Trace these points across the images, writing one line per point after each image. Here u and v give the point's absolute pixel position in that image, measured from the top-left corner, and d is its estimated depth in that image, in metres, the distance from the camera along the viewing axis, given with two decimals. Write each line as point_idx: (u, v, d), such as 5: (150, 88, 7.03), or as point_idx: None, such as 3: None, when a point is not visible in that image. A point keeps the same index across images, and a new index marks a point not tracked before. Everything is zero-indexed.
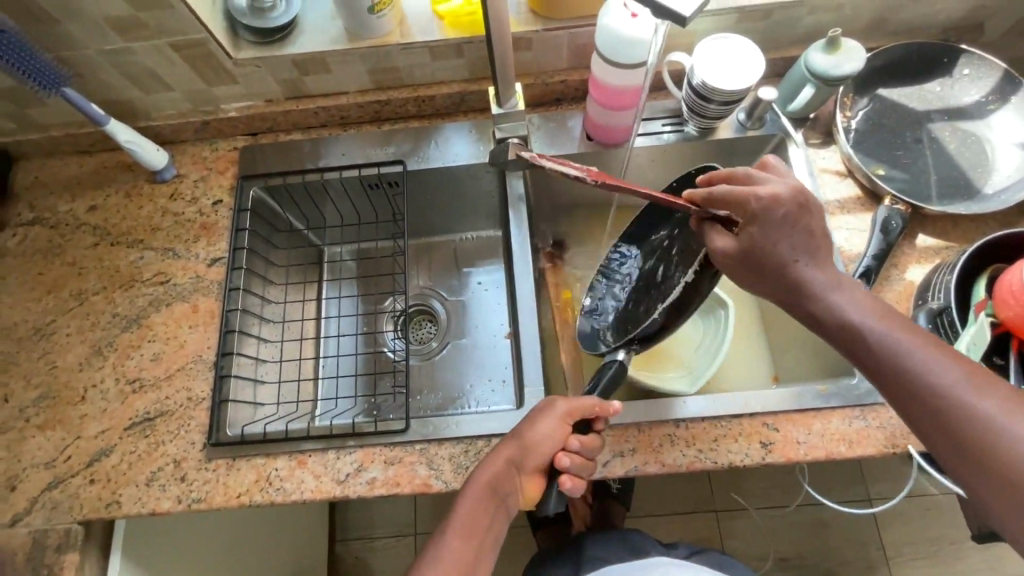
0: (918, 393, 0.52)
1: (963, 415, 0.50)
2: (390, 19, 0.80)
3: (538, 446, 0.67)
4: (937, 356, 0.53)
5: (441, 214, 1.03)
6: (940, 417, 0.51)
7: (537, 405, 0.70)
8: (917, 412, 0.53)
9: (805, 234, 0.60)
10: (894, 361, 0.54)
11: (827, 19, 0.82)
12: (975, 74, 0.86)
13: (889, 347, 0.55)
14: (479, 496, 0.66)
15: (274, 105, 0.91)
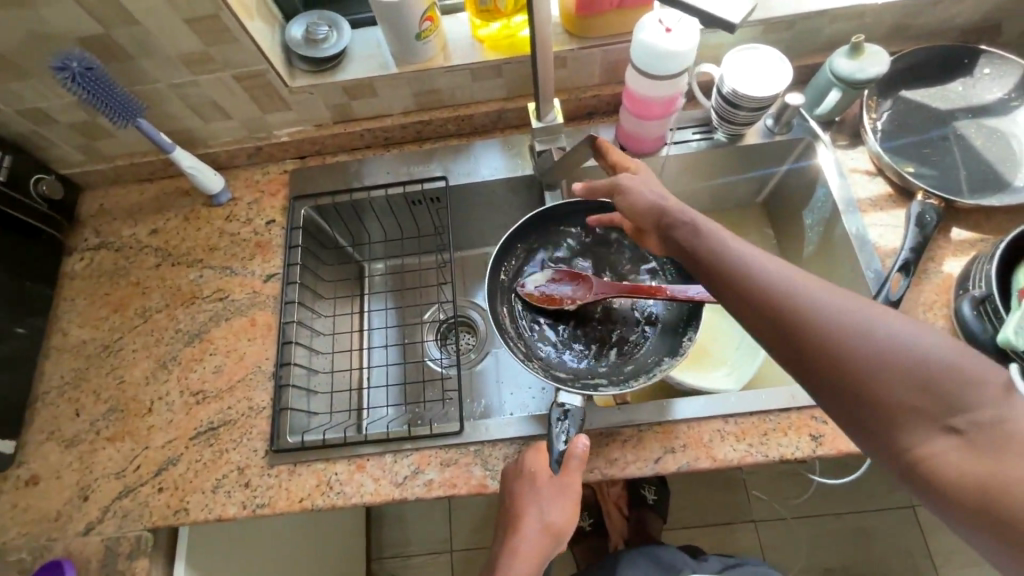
0: (774, 300, 0.51)
1: (819, 317, 0.48)
2: (434, 44, 0.85)
3: (561, 531, 0.68)
4: (780, 267, 0.53)
5: (477, 229, 1.08)
6: (808, 334, 0.48)
7: (540, 489, 0.69)
8: (781, 326, 0.50)
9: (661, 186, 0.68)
10: (754, 286, 0.53)
11: (849, 27, 0.86)
12: (996, 73, 0.88)
13: (739, 265, 0.54)
14: None
15: (323, 129, 0.96)
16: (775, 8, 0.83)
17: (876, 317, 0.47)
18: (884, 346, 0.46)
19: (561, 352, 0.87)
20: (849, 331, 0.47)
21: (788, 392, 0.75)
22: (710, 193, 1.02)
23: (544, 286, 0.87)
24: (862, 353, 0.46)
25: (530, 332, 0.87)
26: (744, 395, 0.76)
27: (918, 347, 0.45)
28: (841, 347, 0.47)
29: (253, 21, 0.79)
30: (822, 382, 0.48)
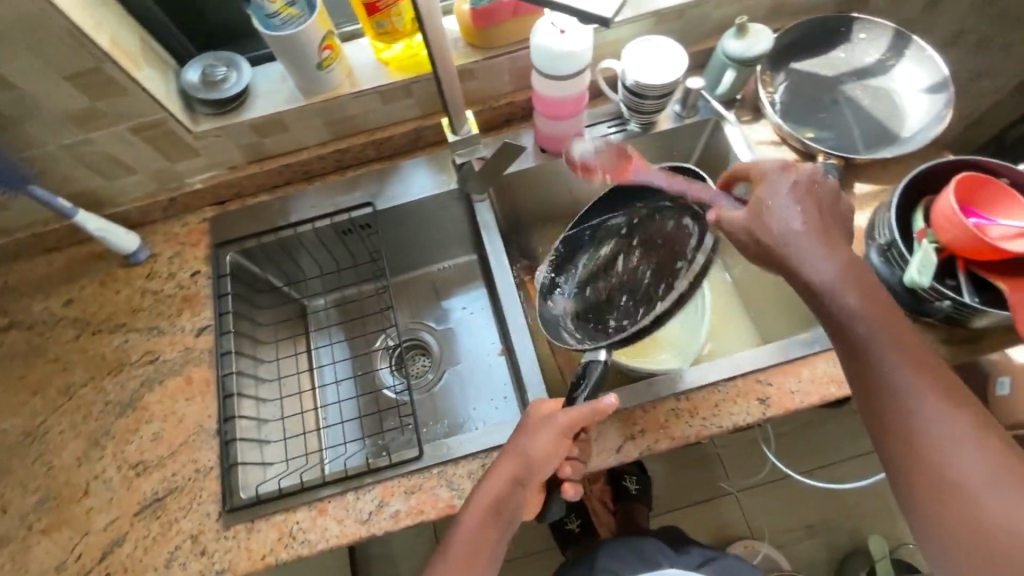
0: (896, 412, 0.56)
1: (930, 437, 0.54)
2: (338, 71, 0.84)
3: (537, 461, 0.67)
4: (911, 371, 0.56)
5: (415, 250, 1.07)
6: (915, 451, 0.54)
7: (530, 416, 0.70)
8: (880, 416, 0.57)
9: (810, 207, 0.65)
10: (882, 388, 0.57)
11: (733, 10, 0.91)
12: (871, 37, 0.95)
13: (870, 355, 0.58)
14: (480, 521, 0.66)
15: (238, 171, 0.93)
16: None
17: (978, 454, 0.52)
18: (964, 480, 0.52)
19: (601, 317, 0.81)
20: (943, 455, 0.53)
21: (731, 361, 0.77)
22: None
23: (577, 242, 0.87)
24: (940, 478, 0.53)
25: (576, 312, 0.82)
26: (692, 371, 0.77)
27: (1001, 499, 0.50)
28: (931, 465, 0.54)
29: (142, 70, 0.76)
30: (896, 477, 0.56)
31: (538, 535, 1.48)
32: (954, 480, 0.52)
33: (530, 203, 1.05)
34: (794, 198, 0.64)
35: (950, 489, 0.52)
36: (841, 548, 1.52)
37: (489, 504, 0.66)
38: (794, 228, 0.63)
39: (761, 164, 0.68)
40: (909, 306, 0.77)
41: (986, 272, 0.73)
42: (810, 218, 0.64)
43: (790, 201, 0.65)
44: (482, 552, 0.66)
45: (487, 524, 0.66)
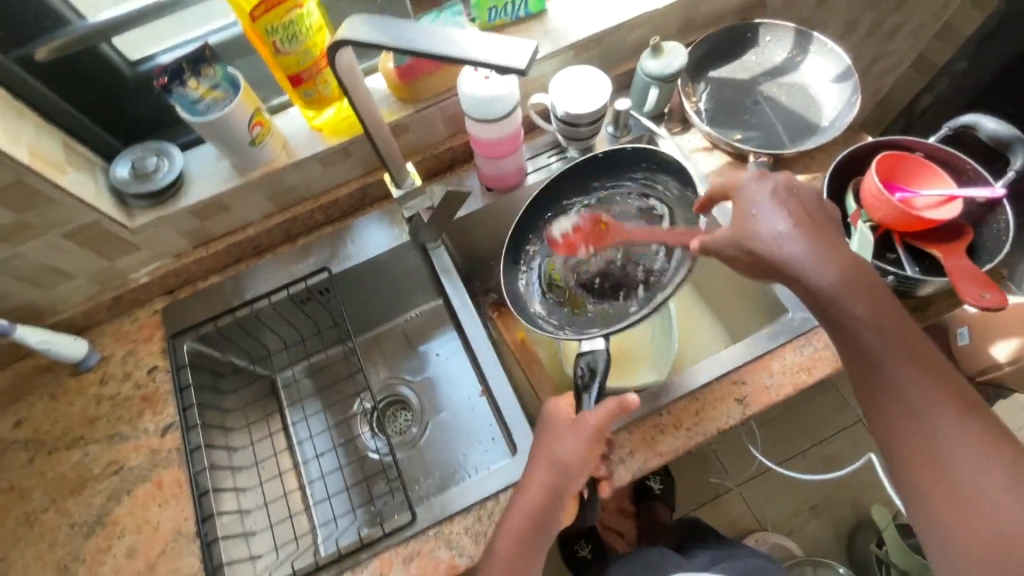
0: (908, 420, 0.58)
1: (940, 441, 0.56)
2: (272, 144, 0.83)
3: (569, 467, 0.66)
4: (921, 379, 0.58)
5: (379, 305, 1.06)
6: (927, 457, 0.57)
7: (556, 422, 0.70)
8: (893, 422, 0.59)
9: (793, 207, 0.67)
10: (893, 395, 0.59)
11: (647, 31, 0.96)
12: (776, 38, 1.01)
13: (884, 365, 0.60)
14: (523, 540, 0.65)
15: (184, 257, 0.91)
16: (578, 31, 0.91)
17: (988, 461, 0.55)
18: (976, 487, 0.54)
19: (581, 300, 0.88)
20: (954, 459, 0.56)
21: (703, 368, 0.79)
22: None
23: (547, 189, 0.92)
24: (952, 481, 0.55)
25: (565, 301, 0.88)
26: (669, 384, 0.78)
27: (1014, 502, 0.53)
28: (946, 471, 0.56)
29: (66, 175, 0.74)
30: (912, 485, 0.58)
31: (552, 568, 1.45)
32: (966, 483, 0.55)
33: (488, 241, 1.07)
34: (774, 200, 0.68)
35: (964, 492, 0.55)
36: (847, 521, 1.54)
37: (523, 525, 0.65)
38: (780, 230, 0.66)
39: (736, 177, 0.72)
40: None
41: (921, 241, 0.77)
42: (796, 218, 0.67)
43: (769, 203, 0.68)
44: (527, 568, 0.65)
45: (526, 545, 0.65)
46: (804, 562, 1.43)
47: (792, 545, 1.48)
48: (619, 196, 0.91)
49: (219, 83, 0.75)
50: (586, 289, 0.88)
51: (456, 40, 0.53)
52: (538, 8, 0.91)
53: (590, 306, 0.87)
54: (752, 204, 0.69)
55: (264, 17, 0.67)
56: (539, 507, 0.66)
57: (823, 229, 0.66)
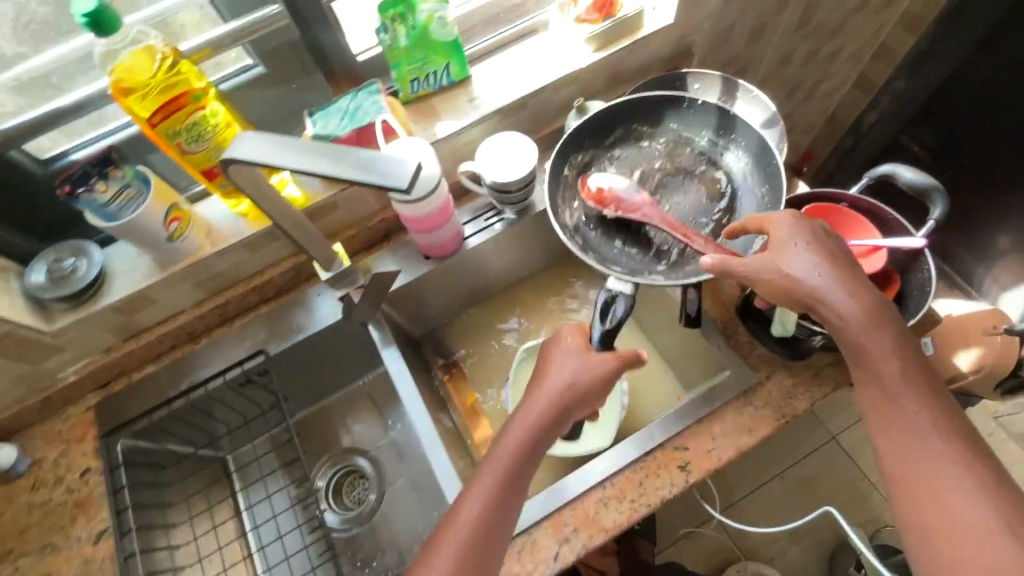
0: (910, 448, 0.61)
1: (937, 472, 0.59)
2: (194, 236, 0.82)
3: (579, 386, 0.70)
4: (924, 411, 0.62)
5: (328, 377, 1.03)
6: (922, 485, 0.60)
7: (568, 345, 0.73)
8: (895, 449, 0.62)
9: (824, 248, 0.68)
10: (898, 422, 0.62)
11: (573, 90, 0.96)
12: (704, 86, 1.00)
13: (891, 392, 0.63)
14: (511, 467, 0.66)
15: (115, 351, 0.89)
16: (501, 97, 0.91)
17: (981, 499, 0.57)
18: (966, 518, 0.57)
19: (611, 237, 0.85)
20: (946, 489, 0.58)
21: (644, 436, 0.78)
22: (525, 257, 1.09)
23: (630, 109, 0.88)
24: (943, 510, 0.58)
25: (604, 236, 0.85)
26: (610, 455, 0.77)
27: (1008, 545, 0.54)
28: (942, 506, 0.58)
29: None
30: (907, 515, 0.61)
31: None
32: (960, 514, 0.57)
33: (435, 303, 1.06)
34: (813, 240, 0.68)
35: (955, 522, 0.57)
36: (828, 544, 1.53)
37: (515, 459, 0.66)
38: (811, 270, 0.67)
39: (772, 218, 0.71)
40: (787, 354, 0.80)
41: None
42: (826, 258, 0.67)
43: (807, 240, 0.68)
44: (507, 506, 0.65)
45: (507, 485, 0.65)
46: None
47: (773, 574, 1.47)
48: (687, 153, 0.87)
49: (130, 183, 0.73)
50: (630, 225, 0.84)
51: (337, 156, 0.52)
52: (460, 75, 0.91)
53: (616, 239, 0.85)
54: (785, 238, 0.69)
55: (163, 122, 0.65)
56: (534, 439, 0.67)
57: (851, 270, 0.68)
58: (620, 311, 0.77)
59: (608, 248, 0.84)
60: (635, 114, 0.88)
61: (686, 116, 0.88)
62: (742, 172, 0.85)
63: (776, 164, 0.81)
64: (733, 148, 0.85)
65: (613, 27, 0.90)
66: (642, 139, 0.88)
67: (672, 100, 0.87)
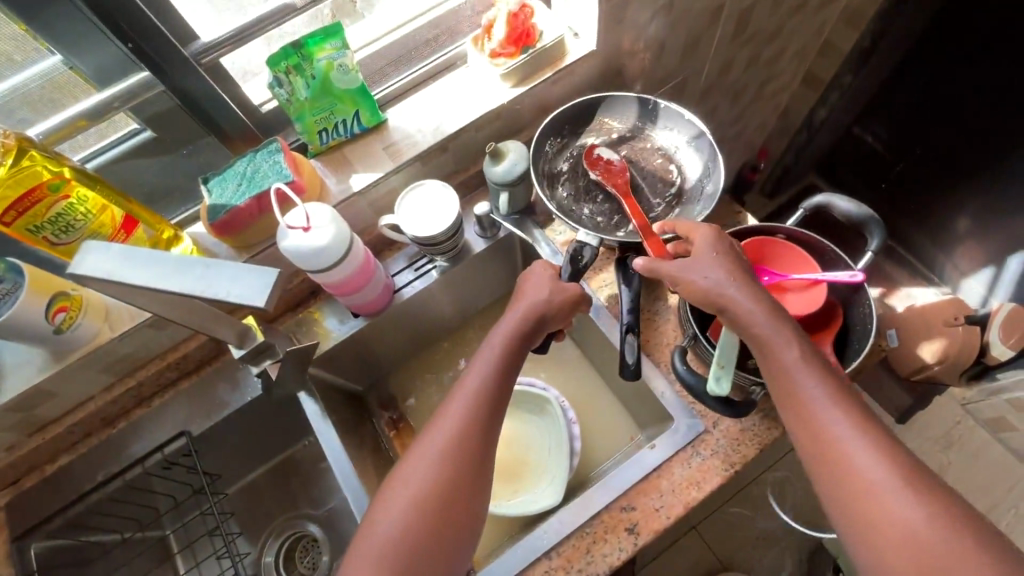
0: (819, 429, 0.57)
1: (847, 449, 0.55)
2: (89, 322, 0.75)
3: (547, 314, 0.72)
4: (832, 395, 0.58)
5: (266, 444, 0.98)
6: (837, 463, 0.55)
7: (538, 277, 0.76)
8: (807, 431, 0.58)
9: (731, 252, 0.68)
10: (804, 403, 0.58)
11: (498, 126, 0.90)
12: (616, 115, 0.92)
13: (797, 378, 0.59)
14: (463, 411, 0.65)
15: (19, 448, 0.82)
16: (419, 142, 0.85)
17: (891, 469, 0.53)
18: (879, 491, 0.52)
19: (577, 208, 0.88)
20: (858, 464, 0.54)
21: (588, 499, 0.73)
22: (467, 298, 1.04)
23: (605, 103, 0.92)
24: (858, 485, 0.53)
25: (571, 207, 0.88)
26: (554, 521, 0.73)
27: (925, 515, 0.50)
28: (865, 492, 0.53)
29: None
30: (837, 512, 0.55)
31: None
32: (874, 488, 0.52)
33: (374, 356, 1.00)
34: (726, 250, 0.68)
35: (873, 498, 0.52)
36: (807, 546, 1.52)
37: (472, 399, 0.65)
38: (724, 270, 0.66)
39: (695, 228, 0.72)
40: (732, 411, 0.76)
41: None
42: (735, 267, 0.66)
43: (718, 250, 0.67)
44: (472, 446, 0.63)
45: (473, 430, 0.64)
46: None
47: None
48: (646, 147, 0.92)
49: (2, 277, 0.67)
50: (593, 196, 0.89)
51: (197, 272, 0.48)
52: (372, 121, 0.85)
53: (583, 205, 0.89)
54: (705, 247, 0.68)
55: (20, 220, 0.59)
56: (504, 368, 0.68)
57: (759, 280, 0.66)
58: (586, 254, 0.81)
59: (575, 216, 0.88)
60: (611, 106, 0.92)
61: (658, 115, 0.92)
62: (693, 168, 0.90)
63: (720, 165, 0.87)
64: (687, 147, 0.91)
65: (533, 59, 0.86)
66: (609, 132, 0.92)
67: (648, 99, 0.91)
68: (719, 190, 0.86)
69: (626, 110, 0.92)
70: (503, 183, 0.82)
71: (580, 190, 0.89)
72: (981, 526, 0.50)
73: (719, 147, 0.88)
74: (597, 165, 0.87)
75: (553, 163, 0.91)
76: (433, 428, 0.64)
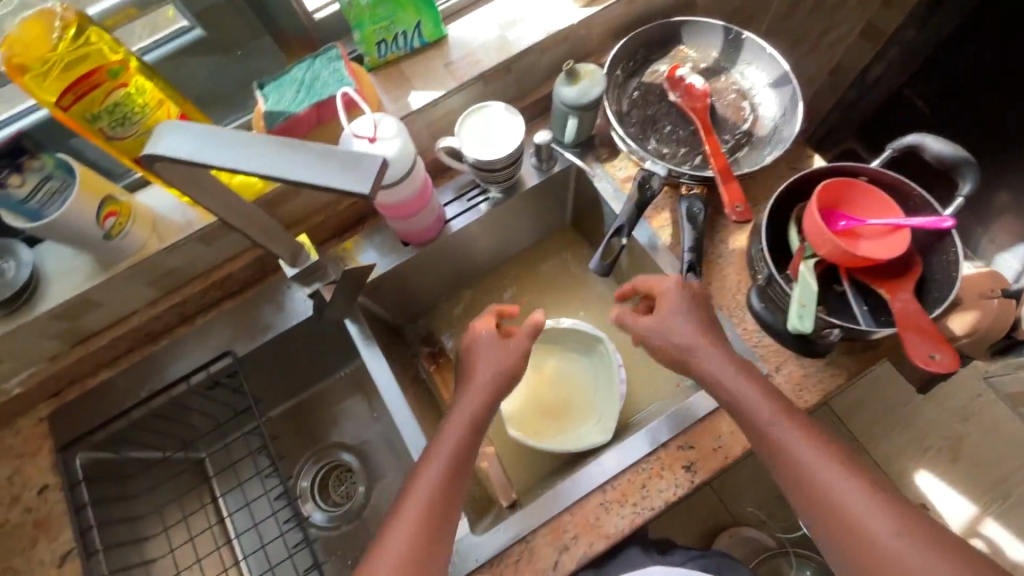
0: (813, 487, 0.59)
1: (845, 505, 0.57)
2: (137, 231, 0.72)
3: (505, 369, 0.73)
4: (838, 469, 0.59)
5: (306, 371, 0.97)
6: (839, 518, 0.57)
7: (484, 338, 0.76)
8: (805, 491, 0.60)
9: (703, 320, 0.70)
10: (795, 465, 0.60)
11: (563, 51, 0.85)
12: (695, 44, 0.90)
13: (795, 451, 0.61)
14: (448, 462, 0.66)
15: (63, 358, 0.81)
16: (481, 61, 0.80)
17: (887, 516, 0.56)
18: (880, 540, 0.55)
19: (645, 136, 0.86)
20: (857, 517, 0.57)
21: (645, 434, 0.73)
22: (512, 236, 1.00)
23: (687, 30, 0.89)
24: (861, 537, 0.56)
25: (639, 135, 0.86)
26: (611, 455, 0.73)
27: (925, 558, 0.54)
28: (867, 542, 0.56)
29: None
30: (845, 565, 0.57)
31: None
32: (875, 537, 0.56)
33: (416, 290, 0.97)
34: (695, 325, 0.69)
35: (876, 547, 0.55)
36: None
37: (450, 454, 0.66)
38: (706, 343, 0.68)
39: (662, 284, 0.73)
40: (803, 350, 0.74)
41: (868, 278, 0.71)
42: (710, 335, 0.69)
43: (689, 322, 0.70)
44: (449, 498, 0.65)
45: (452, 477, 0.65)
46: (776, 555, 1.40)
47: (767, 539, 1.42)
48: (721, 80, 0.88)
49: (52, 175, 0.63)
50: (663, 124, 0.87)
51: (275, 154, 0.43)
52: (433, 36, 0.80)
53: (650, 135, 0.86)
54: (672, 314, 0.71)
55: (76, 106, 0.55)
56: (478, 417, 0.69)
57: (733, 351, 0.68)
58: (654, 182, 0.77)
59: (642, 143, 0.85)
60: (693, 34, 0.89)
61: (740, 47, 0.88)
62: (768, 108, 0.86)
63: (799, 105, 0.83)
64: (765, 86, 0.87)
65: None
66: (683, 60, 0.89)
67: (735, 32, 0.88)
68: (792, 135, 0.82)
69: (706, 41, 0.89)
70: (575, 108, 0.80)
71: (646, 119, 0.87)
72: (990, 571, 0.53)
73: (799, 91, 0.84)
74: (678, 92, 0.86)
75: (622, 90, 0.88)
76: (420, 480, 0.65)
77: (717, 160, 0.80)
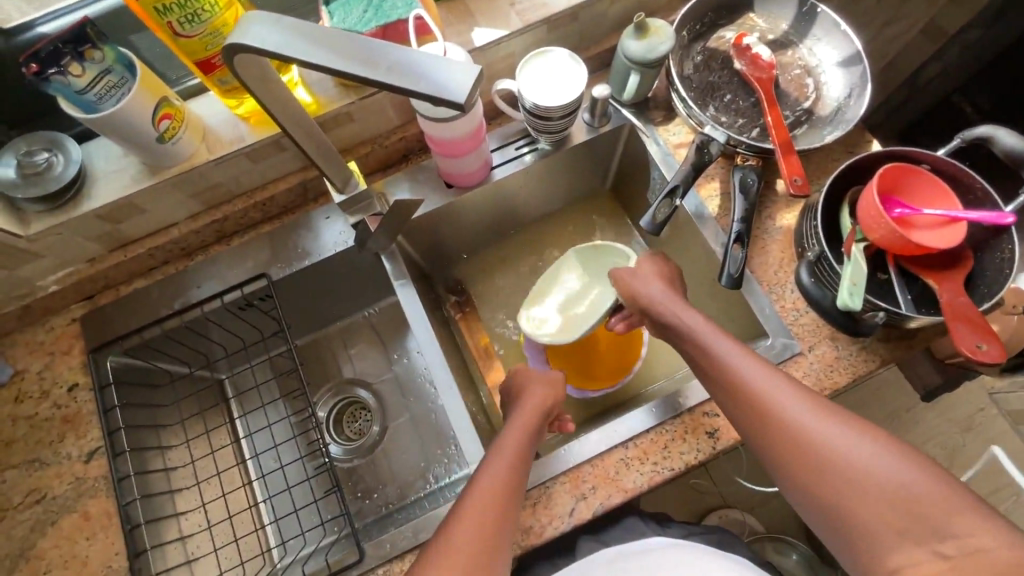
0: (785, 421, 0.60)
1: (817, 434, 0.58)
2: (188, 138, 0.71)
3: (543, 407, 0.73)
4: (770, 374, 0.64)
5: (333, 304, 0.97)
6: (813, 449, 0.58)
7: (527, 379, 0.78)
8: (775, 428, 0.60)
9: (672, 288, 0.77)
10: (762, 404, 0.62)
11: (631, 4, 0.83)
12: (765, 13, 0.87)
13: (765, 388, 0.62)
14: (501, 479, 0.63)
15: (100, 262, 0.81)
16: (550, 4, 0.77)
17: (862, 443, 0.57)
18: (860, 468, 0.56)
19: (704, 101, 0.84)
20: (834, 447, 0.57)
21: (673, 397, 0.74)
22: (554, 193, 0.99)
23: None
24: (842, 466, 0.56)
25: (698, 99, 0.84)
26: (637, 415, 0.74)
27: (908, 478, 0.54)
28: (850, 472, 0.56)
29: None
30: (827, 503, 0.57)
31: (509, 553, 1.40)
32: (854, 465, 0.56)
33: (453, 236, 0.96)
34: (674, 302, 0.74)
35: (856, 474, 0.56)
36: None
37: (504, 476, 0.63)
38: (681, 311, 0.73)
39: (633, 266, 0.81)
40: (846, 330, 0.74)
41: (915, 268, 0.71)
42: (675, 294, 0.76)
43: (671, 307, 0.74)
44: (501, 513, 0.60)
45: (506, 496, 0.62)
46: (762, 538, 1.33)
47: (754, 523, 1.36)
48: (787, 54, 0.86)
49: (111, 68, 0.61)
50: (723, 91, 0.84)
51: (358, 54, 0.42)
52: None
53: (709, 102, 0.84)
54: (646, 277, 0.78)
55: None
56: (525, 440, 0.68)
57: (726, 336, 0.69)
58: (716, 147, 0.78)
59: (700, 109, 0.83)
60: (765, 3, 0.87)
61: (813, 23, 0.85)
62: (834, 87, 0.84)
63: (868, 86, 0.81)
64: (833, 65, 0.85)
65: None
66: (750, 29, 0.87)
67: (809, 5, 0.85)
68: (857, 116, 0.80)
69: (778, 11, 0.86)
70: (639, 64, 0.78)
71: (707, 85, 0.85)
72: (926, 458, 0.56)
73: (869, 71, 0.82)
74: (744, 60, 0.83)
75: (685, 52, 0.86)
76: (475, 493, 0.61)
77: (778, 133, 0.78)
